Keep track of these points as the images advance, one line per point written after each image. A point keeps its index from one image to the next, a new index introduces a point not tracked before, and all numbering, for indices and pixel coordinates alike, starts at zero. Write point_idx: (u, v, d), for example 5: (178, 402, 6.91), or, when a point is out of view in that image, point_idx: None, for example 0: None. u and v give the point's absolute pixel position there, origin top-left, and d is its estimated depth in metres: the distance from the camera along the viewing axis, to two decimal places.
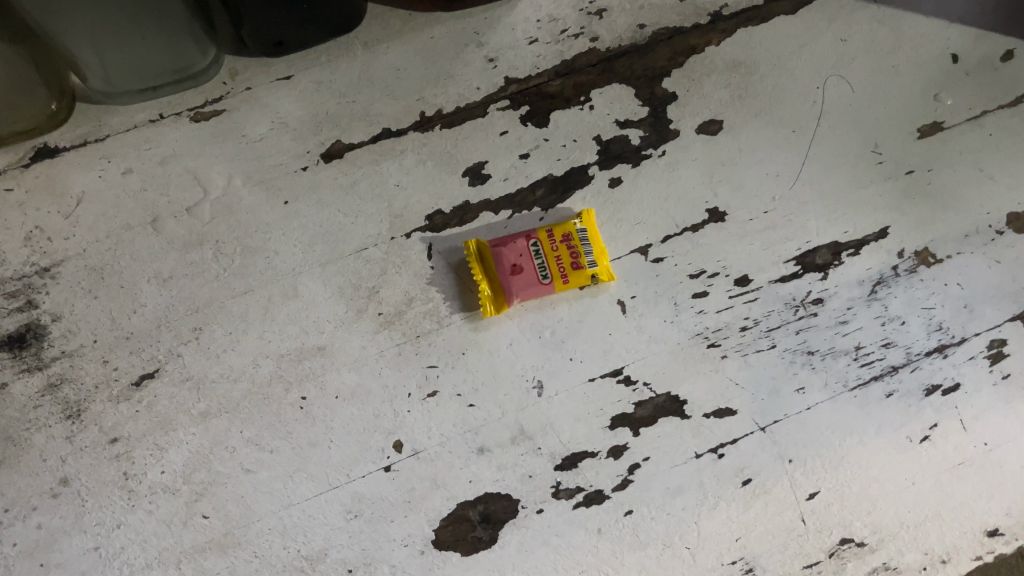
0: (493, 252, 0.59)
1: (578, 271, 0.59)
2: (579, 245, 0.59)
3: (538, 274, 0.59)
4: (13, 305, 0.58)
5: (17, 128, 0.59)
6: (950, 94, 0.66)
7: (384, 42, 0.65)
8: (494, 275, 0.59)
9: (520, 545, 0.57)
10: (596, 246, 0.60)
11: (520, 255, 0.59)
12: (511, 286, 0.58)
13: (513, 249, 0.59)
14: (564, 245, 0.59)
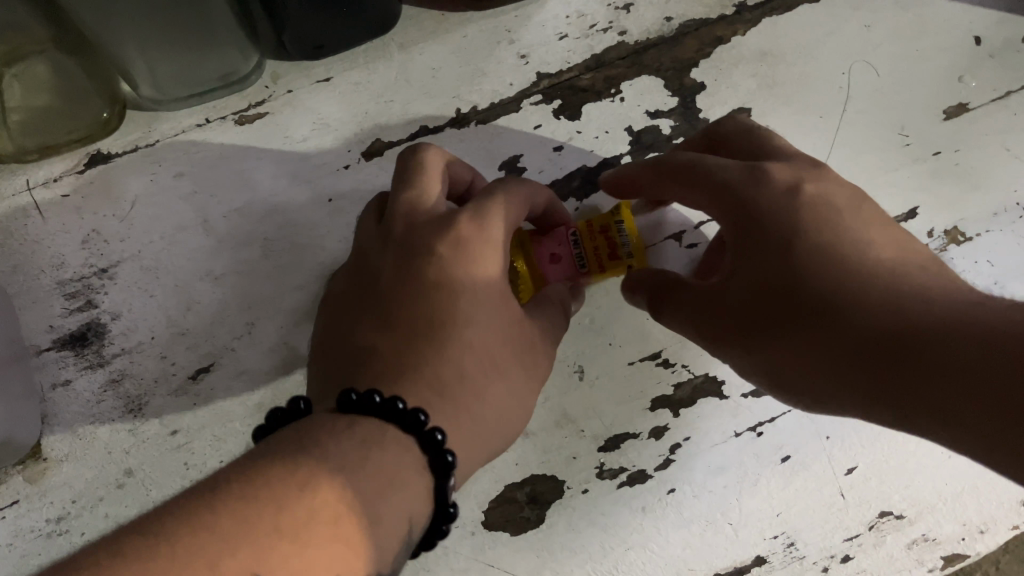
0: (532, 239, 0.57)
1: (613, 263, 0.56)
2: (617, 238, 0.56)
3: (574, 264, 0.57)
4: (75, 305, 0.61)
5: (74, 136, 0.62)
6: (975, 76, 0.67)
7: (419, 42, 0.67)
8: (530, 263, 0.57)
9: (567, 526, 0.59)
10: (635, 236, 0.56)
11: (559, 245, 0.57)
12: (548, 276, 0.58)
13: (551, 239, 0.57)
14: (601, 236, 0.56)
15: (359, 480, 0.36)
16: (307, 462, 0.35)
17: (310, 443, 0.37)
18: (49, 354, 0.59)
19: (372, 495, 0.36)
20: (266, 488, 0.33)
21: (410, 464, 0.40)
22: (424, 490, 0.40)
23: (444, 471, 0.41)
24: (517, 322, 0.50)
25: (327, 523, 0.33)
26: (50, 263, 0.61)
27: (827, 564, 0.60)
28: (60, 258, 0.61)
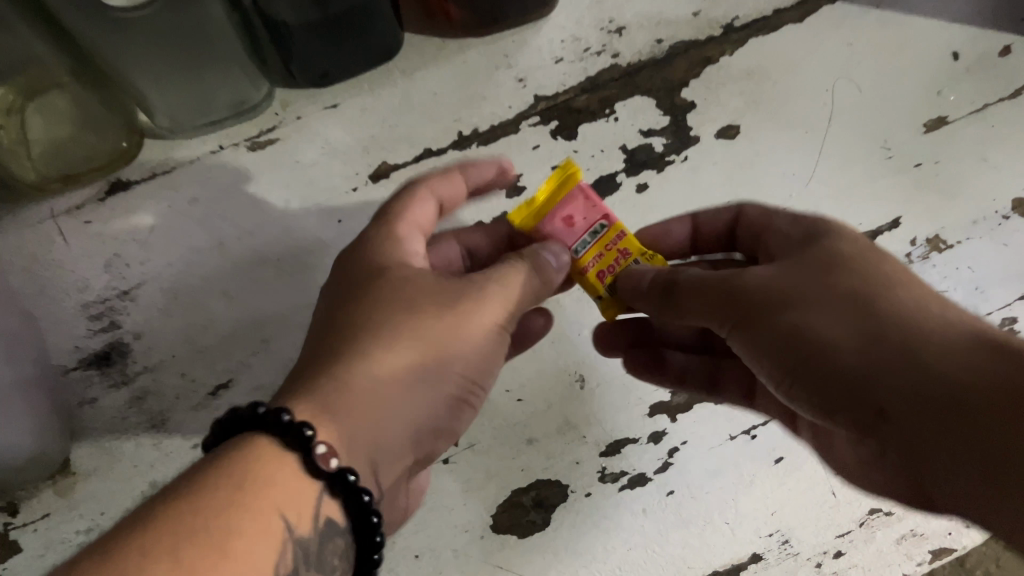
0: (571, 193, 0.54)
1: (597, 278, 0.54)
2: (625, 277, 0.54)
3: (571, 246, 0.54)
4: (98, 327, 0.64)
5: (93, 166, 0.65)
6: (954, 91, 0.70)
7: (421, 68, 0.70)
8: (540, 208, 0.54)
9: (572, 527, 0.62)
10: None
11: (584, 221, 0.54)
12: (547, 226, 0.54)
13: (582, 205, 0.54)
14: (616, 261, 0.54)
15: (249, 511, 0.37)
16: (194, 498, 0.36)
17: (214, 471, 0.39)
18: (75, 374, 0.62)
19: (261, 532, 0.37)
20: (155, 522, 0.35)
21: (312, 497, 0.41)
22: (327, 521, 0.41)
23: (353, 505, 0.42)
24: (459, 336, 0.48)
25: (207, 550, 0.34)
26: (74, 287, 0.64)
27: (820, 560, 0.64)
28: (83, 282, 0.64)
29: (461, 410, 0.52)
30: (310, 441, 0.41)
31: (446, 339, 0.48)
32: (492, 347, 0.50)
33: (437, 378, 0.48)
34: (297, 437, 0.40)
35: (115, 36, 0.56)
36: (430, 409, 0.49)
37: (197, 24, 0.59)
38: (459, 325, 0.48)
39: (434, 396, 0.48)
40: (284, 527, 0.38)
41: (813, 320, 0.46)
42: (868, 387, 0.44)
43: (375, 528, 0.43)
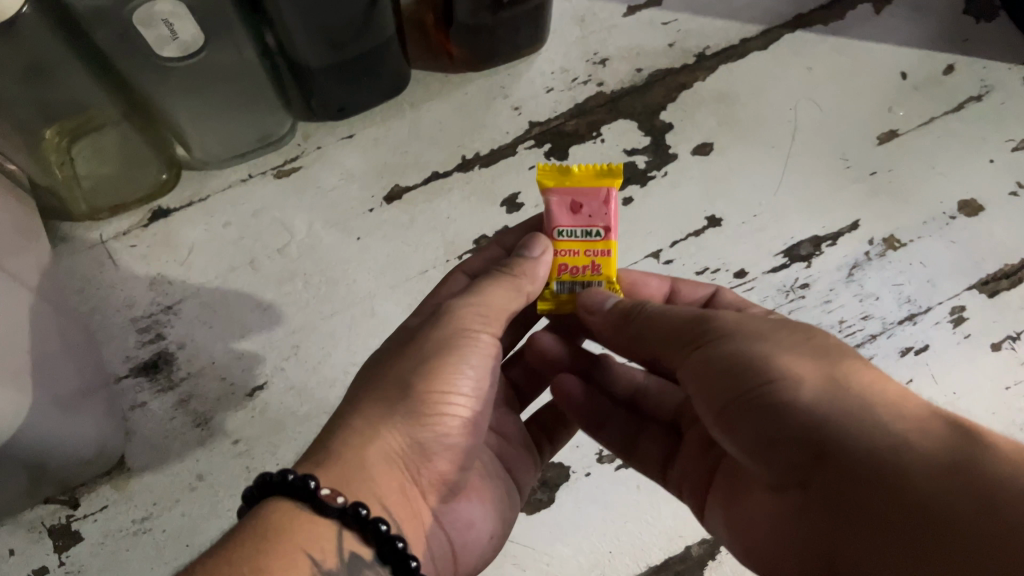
0: (598, 189, 0.56)
1: (561, 269, 0.58)
2: (572, 282, 0.58)
3: (560, 229, 0.57)
4: (146, 339, 0.71)
5: (138, 196, 0.74)
6: (902, 107, 0.79)
7: (426, 102, 0.79)
8: (568, 183, 0.57)
9: (574, 504, 0.68)
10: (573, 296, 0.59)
11: (588, 216, 0.57)
12: (556, 200, 0.57)
13: (597, 207, 0.57)
14: (588, 269, 0.58)
15: (276, 554, 0.41)
16: (229, 552, 0.40)
17: (242, 527, 0.43)
18: (127, 381, 0.70)
19: (287, 572, 0.41)
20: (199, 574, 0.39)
21: (332, 539, 0.44)
22: (352, 555, 0.45)
23: (374, 536, 0.45)
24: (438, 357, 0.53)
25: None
26: (123, 304, 0.72)
27: None
28: (131, 299, 0.72)
29: (467, 433, 0.54)
30: (315, 489, 0.44)
31: (416, 375, 0.52)
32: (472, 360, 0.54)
33: (416, 410, 0.51)
34: (301, 488, 0.44)
35: (165, 82, 0.65)
36: (420, 444, 0.51)
37: (233, 67, 0.68)
38: (430, 362, 0.52)
39: (420, 428, 0.51)
40: (308, 564, 0.42)
41: (798, 385, 0.44)
42: (826, 442, 0.42)
43: (405, 554, 0.46)
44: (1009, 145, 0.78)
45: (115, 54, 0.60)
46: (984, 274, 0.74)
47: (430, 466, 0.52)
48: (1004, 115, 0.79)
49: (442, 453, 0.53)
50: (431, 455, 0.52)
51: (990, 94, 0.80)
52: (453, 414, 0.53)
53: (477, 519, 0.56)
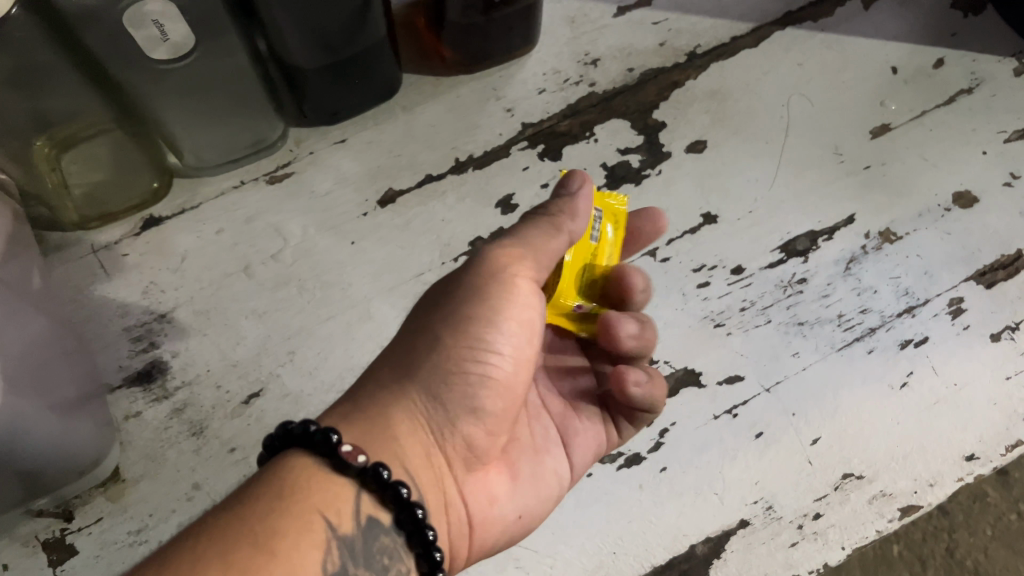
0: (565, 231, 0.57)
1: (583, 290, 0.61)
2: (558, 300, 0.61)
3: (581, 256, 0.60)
4: (140, 347, 0.70)
5: (130, 205, 0.74)
6: (894, 101, 0.80)
7: (419, 104, 0.79)
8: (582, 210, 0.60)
9: (576, 504, 0.66)
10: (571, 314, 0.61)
11: None
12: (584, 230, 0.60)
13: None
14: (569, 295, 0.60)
15: (294, 515, 0.41)
16: (244, 508, 0.41)
17: (260, 480, 0.43)
18: (121, 391, 0.69)
19: (302, 534, 0.41)
20: (214, 530, 0.39)
21: (350, 500, 0.44)
22: (370, 518, 0.45)
23: (393, 501, 0.45)
24: (469, 310, 0.52)
25: (256, 552, 0.38)
26: (115, 313, 0.71)
27: (801, 522, 0.66)
28: (124, 308, 0.71)
29: (500, 400, 0.53)
30: (336, 445, 0.45)
31: (445, 332, 0.51)
32: (507, 320, 0.52)
33: (442, 370, 0.51)
34: (322, 443, 0.44)
35: (159, 86, 0.65)
36: (446, 405, 0.51)
37: (227, 74, 0.68)
38: (460, 318, 0.52)
39: (447, 390, 0.51)
40: (324, 527, 0.42)
41: None
42: None
43: (423, 524, 0.45)
44: (1001, 136, 0.78)
45: (107, 59, 0.60)
46: (981, 265, 0.74)
47: (456, 430, 0.52)
48: (994, 107, 0.79)
49: (468, 419, 0.52)
50: (457, 419, 0.51)
51: (980, 86, 0.80)
52: (483, 379, 0.52)
53: (500, 494, 0.56)
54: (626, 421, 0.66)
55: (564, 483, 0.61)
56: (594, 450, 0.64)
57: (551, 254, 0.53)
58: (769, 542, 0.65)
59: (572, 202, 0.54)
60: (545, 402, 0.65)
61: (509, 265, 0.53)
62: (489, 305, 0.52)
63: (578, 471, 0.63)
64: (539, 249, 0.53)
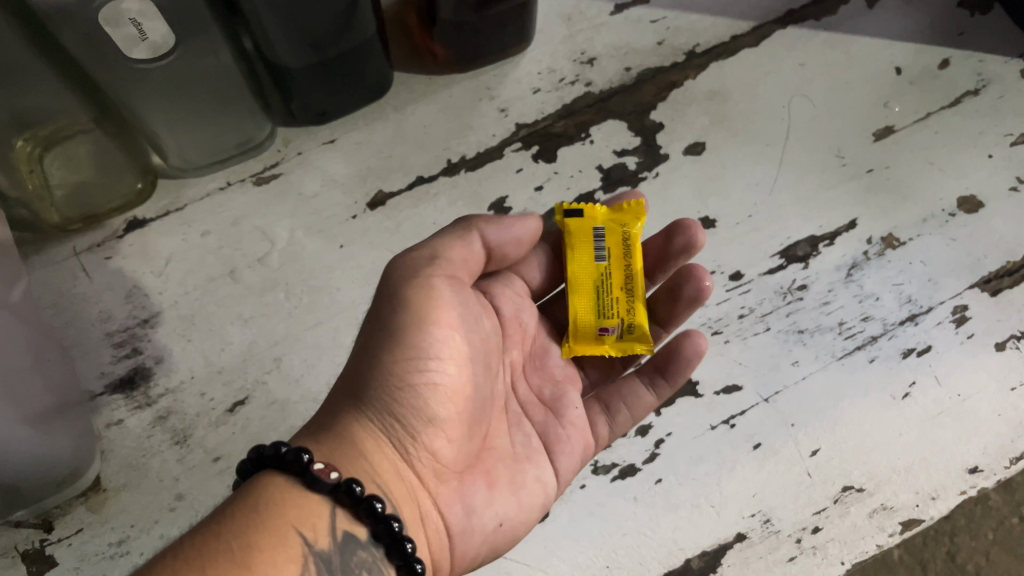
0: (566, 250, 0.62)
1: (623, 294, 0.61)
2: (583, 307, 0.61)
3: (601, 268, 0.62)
4: (122, 353, 0.68)
5: (113, 206, 0.72)
6: (898, 103, 0.78)
7: (410, 104, 0.77)
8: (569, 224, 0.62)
9: (569, 517, 0.64)
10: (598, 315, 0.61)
11: None
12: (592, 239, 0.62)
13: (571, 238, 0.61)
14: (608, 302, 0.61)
15: (271, 529, 0.40)
16: (220, 525, 0.39)
17: (236, 497, 0.42)
18: (103, 398, 0.67)
19: (280, 549, 0.40)
20: (188, 547, 0.38)
21: (325, 516, 0.43)
22: (346, 534, 0.43)
23: (367, 515, 0.44)
24: (400, 318, 0.49)
25: (232, 566, 0.37)
26: (98, 317, 0.69)
27: (800, 536, 0.64)
28: (106, 312, 0.69)
29: (455, 402, 0.50)
30: (308, 463, 0.43)
31: (380, 348, 0.49)
32: (441, 321, 0.50)
33: (386, 381, 0.48)
34: (293, 462, 0.43)
35: (140, 87, 0.63)
36: (399, 415, 0.48)
37: (212, 73, 0.66)
38: (393, 328, 0.49)
39: (394, 400, 0.48)
40: (299, 542, 0.41)
41: None
42: None
43: (400, 536, 0.44)
44: (1008, 139, 0.76)
45: (85, 58, 0.58)
46: (986, 272, 0.72)
47: (418, 442, 0.49)
48: (1001, 109, 0.77)
49: (428, 426, 0.49)
50: (416, 428, 0.49)
51: (987, 87, 0.78)
52: (430, 382, 0.49)
53: (478, 504, 0.52)
54: (622, 408, 0.61)
55: (549, 491, 0.57)
56: (578, 454, 0.59)
57: (469, 258, 0.53)
58: (767, 556, 0.64)
59: (502, 219, 0.55)
60: (524, 407, 0.59)
61: (428, 267, 0.51)
62: (419, 308, 0.49)
63: (564, 477, 0.58)
64: (458, 253, 0.52)
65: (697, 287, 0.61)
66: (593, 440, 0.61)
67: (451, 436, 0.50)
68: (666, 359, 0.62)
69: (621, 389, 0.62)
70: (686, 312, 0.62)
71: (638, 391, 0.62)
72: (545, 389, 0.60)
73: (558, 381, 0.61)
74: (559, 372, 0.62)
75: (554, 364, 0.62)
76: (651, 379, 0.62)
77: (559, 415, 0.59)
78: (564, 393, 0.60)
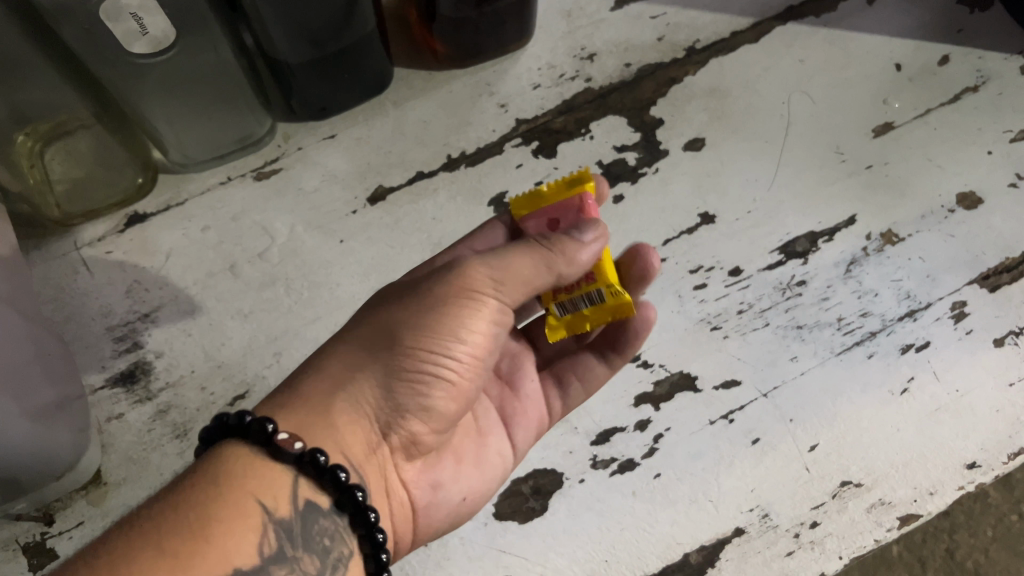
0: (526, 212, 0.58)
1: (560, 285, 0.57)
2: (571, 300, 0.56)
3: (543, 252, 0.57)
4: (122, 347, 0.69)
5: (114, 201, 0.72)
6: (897, 99, 0.78)
7: (410, 100, 0.77)
8: (541, 206, 0.57)
9: (567, 512, 0.65)
10: (595, 315, 0.56)
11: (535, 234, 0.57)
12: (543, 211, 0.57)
13: (575, 217, 0.56)
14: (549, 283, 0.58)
15: (228, 500, 0.40)
16: (177, 497, 0.40)
17: (194, 470, 0.42)
18: (103, 392, 0.67)
19: (238, 518, 0.40)
20: (145, 521, 0.38)
21: (286, 485, 0.43)
22: (308, 502, 0.44)
23: (331, 484, 0.44)
24: (427, 313, 0.49)
25: (188, 538, 0.38)
26: (98, 311, 0.69)
27: (798, 531, 0.65)
28: (107, 307, 0.69)
29: (454, 396, 0.51)
30: (272, 433, 0.43)
31: (400, 340, 0.49)
32: (470, 324, 0.50)
33: (394, 365, 0.49)
34: (259, 432, 0.43)
35: (141, 82, 0.63)
36: (396, 399, 0.49)
37: (212, 67, 0.66)
38: (417, 329, 0.49)
39: (398, 385, 0.49)
40: (260, 511, 0.41)
41: None
42: None
43: (364, 505, 0.44)
44: (1007, 135, 0.76)
45: (87, 54, 0.59)
46: (985, 268, 0.72)
47: (404, 425, 0.50)
48: (1000, 105, 0.77)
49: (419, 413, 0.50)
50: (408, 411, 0.50)
51: (987, 83, 0.78)
52: (437, 377, 0.50)
53: (444, 479, 0.55)
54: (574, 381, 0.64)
55: (506, 465, 0.61)
56: (533, 427, 0.63)
57: (534, 285, 0.52)
58: (765, 551, 0.64)
59: (580, 249, 0.51)
60: (483, 379, 0.62)
61: (489, 285, 0.50)
62: (451, 309, 0.50)
63: (520, 451, 0.62)
64: (516, 270, 0.50)
65: (644, 265, 0.60)
66: (547, 413, 0.64)
67: (436, 423, 0.52)
68: (617, 333, 0.63)
69: (574, 363, 0.64)
70: (641, 291, 0.62)
71: (590, 365, 0.64)
72: (502, 363, 0.64)
73: (513, 355, 0.65)
74: (512, 346, 0.65)
75: (510, 338, 0.65)
76: (602, 353, 0.64)
77: (516, 388, 0.63)
78: (519, 368, 0.64)
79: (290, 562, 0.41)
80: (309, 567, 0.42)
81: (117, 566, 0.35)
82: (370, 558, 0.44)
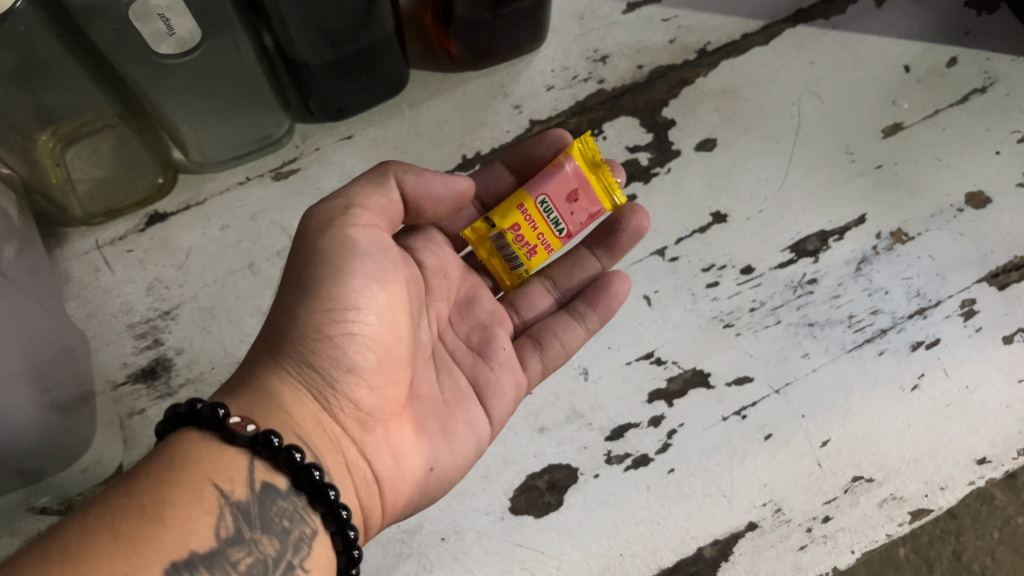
0: (577, 168, 0.63)
1: (523, 239, 0.64)
2: (506, 245, 0.64)
3: (543, 201, 0.63)
4: (143, 344, 0.70)
5: (135, 200, 0.74)
6: (906, 100, 0.79)
7: (425, 101, 0.79)
8: (592, 177, 0.64)
9: (582, 506, 0.66)
10: (493, 262, 0.66)
11: (557, 194, 0.63)
12: (574, 183, 0.63)
13: (586, 211, 0.64)
14: (521, 226, 0.64)
15: (183, 483, 0.40)
16: (133, 483, 0.39)
17: (151, 457, 0.41)
18: (124, 387, 0.68)
19: (194, 500, 0.39)
20: (99, 504, 0.37)
21: (243, 468, 0.43)
22: (264, 484, 0.43)
23: (286, 464, 0.43)
24: (315, 274, 0.49)
25: (143, 520, 0.37)
26: (120, 309, 0.70)
27: (811, 525, 0.65)
28: (128, 305, 0.71)
29: (377, 349, 0.51)
30: (224, 418, 0.43)
31: (299, 298, 0.49)
32: (358, 274, 0.51)
33: (303, 337, 0.48)
34: (209, 417, 0.43)
35: (163, 81, 0.64)
36: (316, 363, 0.49)
37: (235, 67, 0.67)
38: (310, 282, 0.49)
39: (312, 348, 0.49)
40: (216, 494, 0.41)
41: None
42: None
43: (322, 484, 0.44)
44: (1015, 135, 0.77)
45: (113, 51, 0.60)
46: (994, 267, 0.73)
47: (337, 391, 0.49)
48: (1008, 106, 0.78)
49: (349, 374, 0.50)
50: (337, 376, 0.49)
51: (994, 85, 0.79)
52: (349, 331, 0.50)
53: (407, 449, 0.54)
54: (555, 338, 0.64)
55: (480, 435, 0.59)
56: (509, 397, 0.61)
57: (386, 206, 0.54)
58: (779, 545, 0.65)
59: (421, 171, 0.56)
60: (453, 354, 0.62)
61: (340, 219, 0.51)
62: (335, 262, 0.50)
63: (496, 422, 0.61)
64: (365, 198, 0.53)
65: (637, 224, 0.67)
66: (524, 376, 0.63)
67: (374, 383, 0.51)
68: (599, 291, 0.65)
69: (552, 324, 0.65)
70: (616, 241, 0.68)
71: (568, 325, 0.65)
72: (473, 335, 0.63)
73: (485, 326, 0.64)
74: (485, 317, 0.65)
75: (479, 311, 0.65)
76: (581, 314, 0.65)
77: (488, 358, 0.62)
78: (492, 337, 0.63)
79: (248, 545, 0.40)
80: (268, 549, 0.41)
81: (71, 550, 0.35)
82: (336, 535, 0.44)
